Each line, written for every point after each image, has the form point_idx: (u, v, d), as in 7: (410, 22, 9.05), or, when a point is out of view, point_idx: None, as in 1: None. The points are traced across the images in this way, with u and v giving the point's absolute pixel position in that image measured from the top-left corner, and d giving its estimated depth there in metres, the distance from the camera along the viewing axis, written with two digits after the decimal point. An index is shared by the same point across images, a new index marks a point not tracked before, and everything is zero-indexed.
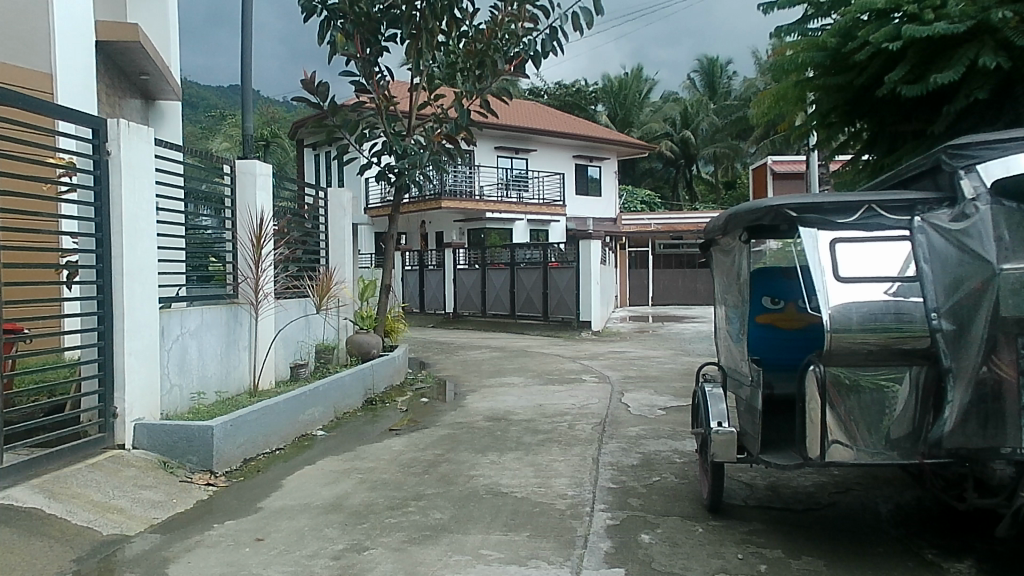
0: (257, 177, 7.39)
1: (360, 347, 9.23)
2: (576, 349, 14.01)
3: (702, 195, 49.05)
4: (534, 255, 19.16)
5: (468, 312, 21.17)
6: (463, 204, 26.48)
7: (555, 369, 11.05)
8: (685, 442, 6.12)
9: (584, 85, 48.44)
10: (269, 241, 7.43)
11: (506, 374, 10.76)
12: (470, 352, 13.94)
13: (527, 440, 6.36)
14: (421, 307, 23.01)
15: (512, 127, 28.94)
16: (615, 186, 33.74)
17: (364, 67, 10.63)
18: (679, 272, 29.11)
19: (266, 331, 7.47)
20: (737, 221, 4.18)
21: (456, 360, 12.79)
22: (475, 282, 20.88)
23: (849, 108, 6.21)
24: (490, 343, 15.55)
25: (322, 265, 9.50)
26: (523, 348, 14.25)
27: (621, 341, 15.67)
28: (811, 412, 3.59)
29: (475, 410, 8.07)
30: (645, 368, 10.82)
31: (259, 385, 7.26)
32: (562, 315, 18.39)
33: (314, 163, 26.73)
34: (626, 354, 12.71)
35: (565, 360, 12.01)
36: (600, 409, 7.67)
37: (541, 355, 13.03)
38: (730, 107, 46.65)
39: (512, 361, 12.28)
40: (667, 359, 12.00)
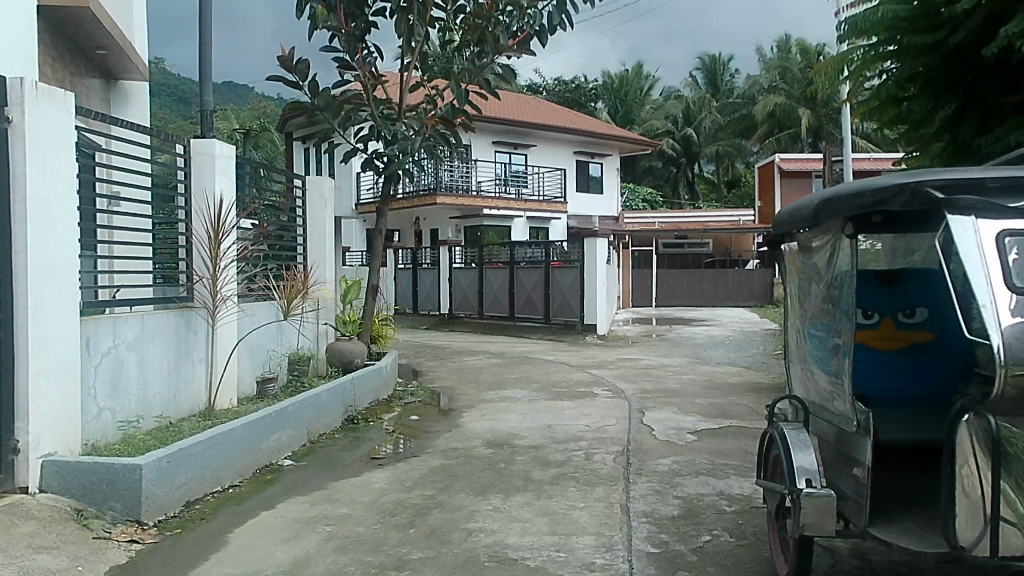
0: (216, 159, 6.25)
1: (341, 356, 8.19)
2: (581, 355, 12.89)
3: (703, 194, 47.96)
4: (535, 254, 18.02)
5: (464, 313, 20.04)
6: (460, 200, 25.37)
7: (561, 380, 9.93)
8: (730, 483, 5.01)
9: (583, 81, 47.32)
10: (230, 235, 6.30)
11: (507, 386, 9.64)
12: (466, 358, 12.80)
13: (537, 478, 5.25)
14: (415, 307, 21.88)
15: (512, 121, 27.83)
16: (617, 184, 32.66)
17: (348, 43, 9.42)
18: (684, 272, 27.37)
19: (225, 340, 6.32)
20: (834, 208, 3.07)
21: (451, 368, 11.65)
22: (471, 281, 19.76)
23: (935, 77, 5.20)
24: (488, 347, 14.41)
25: (299, 263, 8.35)
26: (524, 354, 13.11)
27: (629, 347, 14.55)
28: (966, 481, 2.48)
29: (473, 432, 6.96)
30: (663, 381, 9.71)
31: (216, 405, 6.14)
32: (565, 318, 17.27)
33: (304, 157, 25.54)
34: (638, 363, 11.59)
35: (572, 369, 10.89)
36: (619, 434, 6.56)
37: (544, 362, 11.92)
38: (734, 105, 45.60)
39: (513, 371, 11.16)
40: (683, 369, 10.88)
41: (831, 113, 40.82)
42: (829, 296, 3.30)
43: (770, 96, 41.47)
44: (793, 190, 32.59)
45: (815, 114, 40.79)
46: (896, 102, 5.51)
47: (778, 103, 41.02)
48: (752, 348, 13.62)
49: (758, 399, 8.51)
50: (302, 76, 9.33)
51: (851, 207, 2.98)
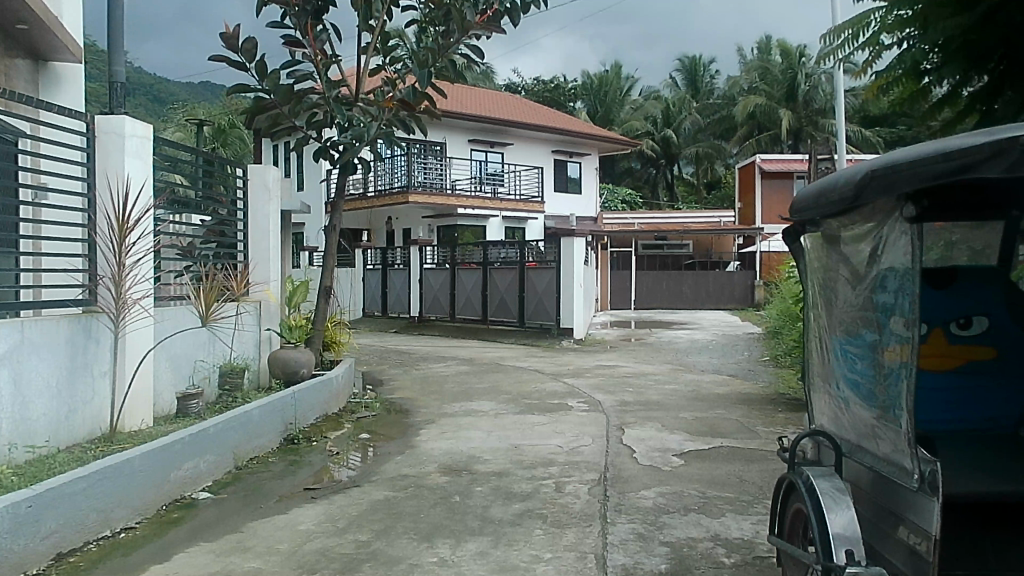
0: (126, 139, 5.33)
1: (285, 366, 7.29)
2: (557, 362, 12.06)
3: (682, 196, 47.41)
4: (510, 254, 17.18)
5: (435, 315, 19.15)
6: (433, 198, 24.49)
7: (533, 391, 9.09)
8: (727, 524, 4.19)
9: (562, 81, 46.62)
10: (140, 228, 5.37)
11: (473, 398, 8.78)
12: (432, 365, 11.91)
13: (497, 516, 4.40)
14: (384, 310, 20.97)
15: (487, 119, 27.01)
16: (596, 184, 31.91)
17: (300, 21, 8.39)
18: (663, 273, 26.62)
19: (134, 350, 5.37)
20: (888, 181, 2.26)
21: (415, 377, 10.76)
22: (443, 282, 18.89)
23: (972, 39, 4.42)
24: (457, 353, 13.53)
25: (239, 261, 7.42)
26: (495, 361, 12.25)
27: (607, 352, 13.73)
28: None
29: (429, 454, 6.08)
30: (643, 391, 8.88)
31: (122, 427, 5.19)
32: (540, 321, 16.45)
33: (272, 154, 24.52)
34: (616, 370, 10.78)
35: (544, 378, 10.05)
36: (595, 457, 5.73)
37: (515, 370, 11.08)
38: (713, 107, 45.11)
39: (481, 379, 10.28)
40: (665, 377, 10.08)
41: (810, 115, 40.90)
42: (877, 300, 2.49)
43: (750, 97, 41.05)
44: (774, 191, 32.04)
45: (795, 116, 40.73)
46: (920, 76, 4.79)
47: (758, 104, 40.65)
48: (736, 353, 12.86)
49: (749, 412, 7.70)
50: (249, 56, 8.39)
51: (918, 178, 2.16)
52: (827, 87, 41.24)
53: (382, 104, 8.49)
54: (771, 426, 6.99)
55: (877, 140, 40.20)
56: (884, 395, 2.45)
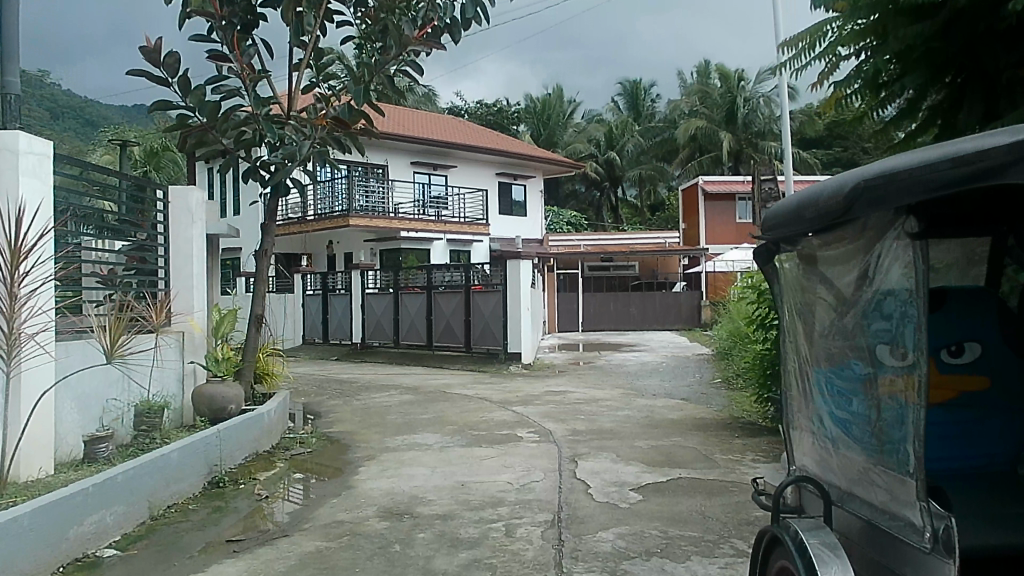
0: (20, 157, 4.79)
1: (210, 402, 6.72)
2: (504, 388, 11.64)
3: (626, 218, 47.71)
4: (455, 277, 16.77)
5: (379, 342, 18.56)
6: (375, 221, 23.96)
7: (481, 421, 8.66)
8: (694, 570, 3.82)
9: (505, 104, 46.63)
10: (37, 254, 4.82)
11: (417, 430, 8.31)
12: (374, 395, 11.37)
13: (441, 568, 3.96)
14: (325, 337, 20.30)
15: (431, 141, 26.67)
16: (541, 207, 31.76)
17: (227, 34, 7.90)
18: (610, 295, 26.49)
19: (32, 391, 4.80)
20: (881, 195, 1.93)
21: (356, 408, 10.21)
22: (387, 307, 18.36)
23: (934, 47, 4.20)
24: (400, 381, 13.01)
25: (160, 290, 6.86)
26: (440, 388, 11.77)
27: (556, 377, 13.38)
28: None
29: (368, 496, 5.59)
30: (595, 419, 8.52)
31: (15, 478, 4.59)
32: (486, 346, 16.04)
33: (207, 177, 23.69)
34: (566, 397, 10.41)
35: (492, 406, 9.63)
36: (548, 494, 5.33)
37: (461, 398, 10.62)
38: (656, 130, 45.61)
39: (426, 409, 9.79)
40: (616, 403, 9.75)
41: (749, 137, 41.72)
42: (871, 326, 2.16)
43: (691, 120, 41.65)
44: (716, 212, 32.37)
45: (735, 139, 41.49)
46: (879, 87, 4.53)
47: (699, 126, 41.27)
48: (687, 375, 12.65)
49: (705, 438, 7.40)
50: (171, 72, 7.88)
51: (923, 187, 1.83)
52: (764, 111, 42.14)
53: (314, 121, 8.01)
54: (729, 453, 6.69)
55: (814, 161, 41.19)
56: (884, 437, 2.11)
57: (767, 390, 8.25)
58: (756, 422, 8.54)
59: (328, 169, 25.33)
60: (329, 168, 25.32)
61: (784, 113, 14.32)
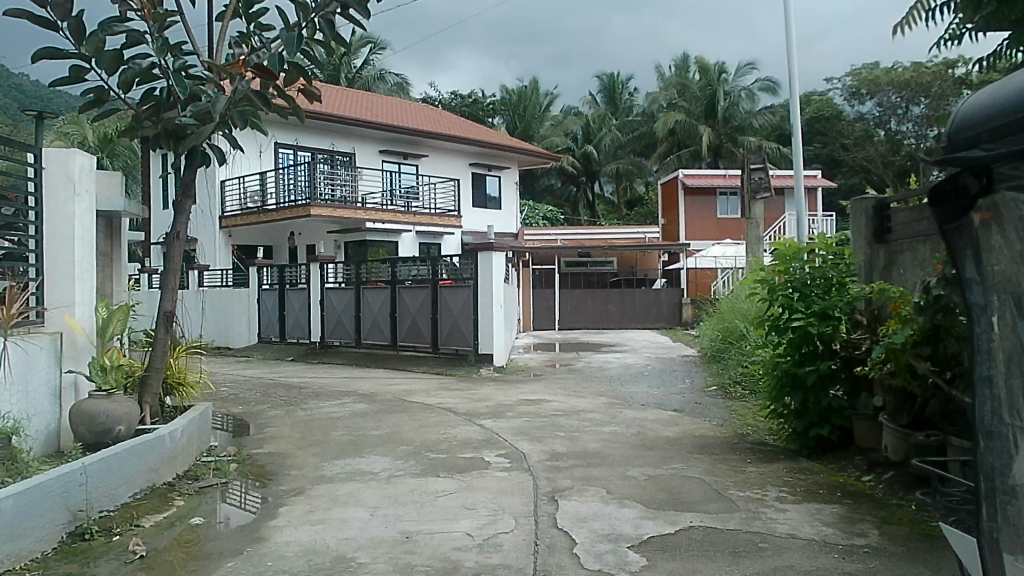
0: None
1: (92, 421, 5.26)
2: (474, 396, 10.26)
3: (603, 214, 46.57)
4: (420, 271, 15.32)
5: (339, 341, 17.14)
6: (338, 211, 22.49)
7: (442, 440, 7.26)
8: None
9: (480, 96, 45.22)
10: None
11: (366, 449, 6.89)
12: (321, 403, 9.93)
13: None
14: (281, 335, 18.85)
15: (399, 129, 25.38)
16: (516, 199, 30.43)
17: None
18: (588, 291, 25.18)
19: None
20: None
21: (298, 420, 8.78)
22: (347, 303, 16.92)
23: None
24: (356, 386, 11.56)
25: (26, 281, 5.33)
26: (399, 396, 10.35)
27: (531, 382, 12.03)
28: None
29: (278, 554, 4.16)
30: (577, 439, 7.15)
31: None
32: (455, 346, 14.65)
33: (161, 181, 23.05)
34: (544, 408, 9.04)
35: (454, 420, 8.24)
36: (519, 559, 3.94)
37: (423, 408, 9.19)
38: (634, 123, 44.31)
39: (378, 422, 8.38)
40: (602, 417, 8.41)
41: (729, 132, 40.83)
42: None
43: (670, 112, 40.50)
44: (697, 207, 31.23)
45: (714, 133, 40.54)
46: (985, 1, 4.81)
47: (678, 120, 40.16)
48: (676, 381, 11.35)
49: (715, 466, 6.06)
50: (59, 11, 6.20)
51: None
52: (745, 105, 41.23)
53: (231, 69, 6.40)
54: (747, 488, 5.35)
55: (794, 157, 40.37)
56: None
57: (779, 403, 6.92)
58: (766, 441, 7.22)
59: (290, 156, 24.17)
60: (290, 154, 24.15)
61: (791, 102, 13.21)
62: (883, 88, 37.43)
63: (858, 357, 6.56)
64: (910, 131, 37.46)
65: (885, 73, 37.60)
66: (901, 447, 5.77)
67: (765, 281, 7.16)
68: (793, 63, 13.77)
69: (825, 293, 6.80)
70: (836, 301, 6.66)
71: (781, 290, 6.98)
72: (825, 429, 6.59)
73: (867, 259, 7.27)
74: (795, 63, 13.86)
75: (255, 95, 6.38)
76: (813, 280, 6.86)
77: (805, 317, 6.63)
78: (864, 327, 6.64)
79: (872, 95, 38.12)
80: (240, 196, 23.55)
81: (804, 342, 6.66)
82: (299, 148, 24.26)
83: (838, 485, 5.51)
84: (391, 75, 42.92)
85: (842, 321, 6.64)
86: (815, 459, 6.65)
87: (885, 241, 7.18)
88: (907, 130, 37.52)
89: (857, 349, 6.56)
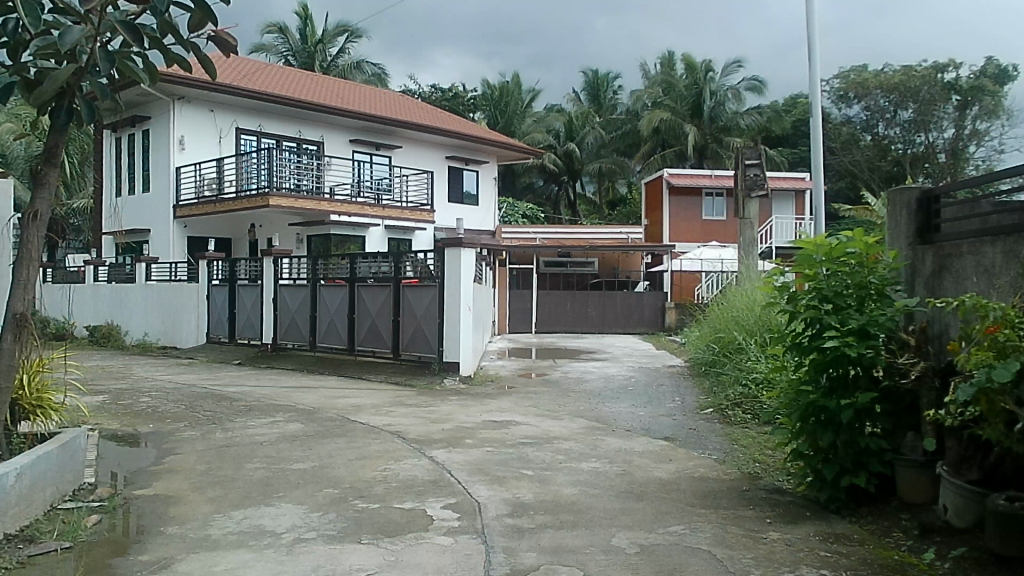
0: None
1: None
2: (431, 415, 8.80)
3: (585, 215, 45.31)
4: (382, 268, 13.82)
5: (292, 343, 15.65)
6: (300, 202, 20.95)
7: (381, 479, 5.79)
8: None
9: (460, 91, 43.79)
10: None
11: (280, 494, 5.40)
12: (250, 421, 8.41)
13: None
14: (231, 335, 17.31)
15: (371, 117, 23.87)
16: (494, 195, 28.99)
17: None
18: (566, 293, 23.75)
19: None
20: None
21: (212, 443, 7.22)
22: (302, 301, 15.40)
23: None
24: (297, 399, 10.03)
25: None
26: (343, 414, 8.82)
27: (499, 397, 10.57)
28: None
29: None
30: (549, 483, 5.68)
31: None
32: (417, 353, 13.19)
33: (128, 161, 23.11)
34: (511, 434, 7.59)
35: (400, 450, 6.75)
36: None
37: (367, 431, 7.70)
38: (617, 122, 42.94)
39: (306, 450, 6.86)
40: (581, 448, 6.98)
41: (715, 132, 39.71)
42: None
43: (655, 111, 39.34)
44: (680, 207, 29.99)
45: (700, 133, 39.41)
46: None
47: (663, 118, 38.88)
48: (664, 399, 9.91)
49: (729, 530, 4.63)
50: None
51: None
52: (731, 105, 40.13)
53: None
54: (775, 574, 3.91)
55: (779, 159, 39.32)
56: None
57: (801, 443, 5.52)
58: (781, 489, 5.79)
59: (253, 142, 22.61)
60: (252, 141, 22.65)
61: (811, 94, 11.87)
62: (871, 91, 36.41)
63: (904, 387, 5.18)
64: (897, 137, 36.49)
65: (874, 77, 36.61)
66: (970, 510, 4.43)
67: (783, 290, 5.78)
68: (813, 53, 12.45)
69: (860, 306, 5.42)
70: (874, 317, 5.28)
71: (805, 300, 5.58)
72: (861, 478, 5.18)
73: (910, 263, 5.87)
74: (819, 53, 12.55)
75: (125, 26, 4.84)
76: (846, 288, 5.47)
77: (839, 335, 5.24)
78: (911, 350, 5.27)
79: (860, 99, 37.01)
80: (195, 182, 21.56)
81: (833, 367, 5.27)
82: (263, 135, 22.73)
83: (893, 568, 4.14)
84: (368, 66, 41.23)
85: (882, 342, 5.27)
86: (848, 516, 5.24)
87: (932, 242, 5.79)
88: (894, 135, 36.49)
89: (903, 377, 5.18)
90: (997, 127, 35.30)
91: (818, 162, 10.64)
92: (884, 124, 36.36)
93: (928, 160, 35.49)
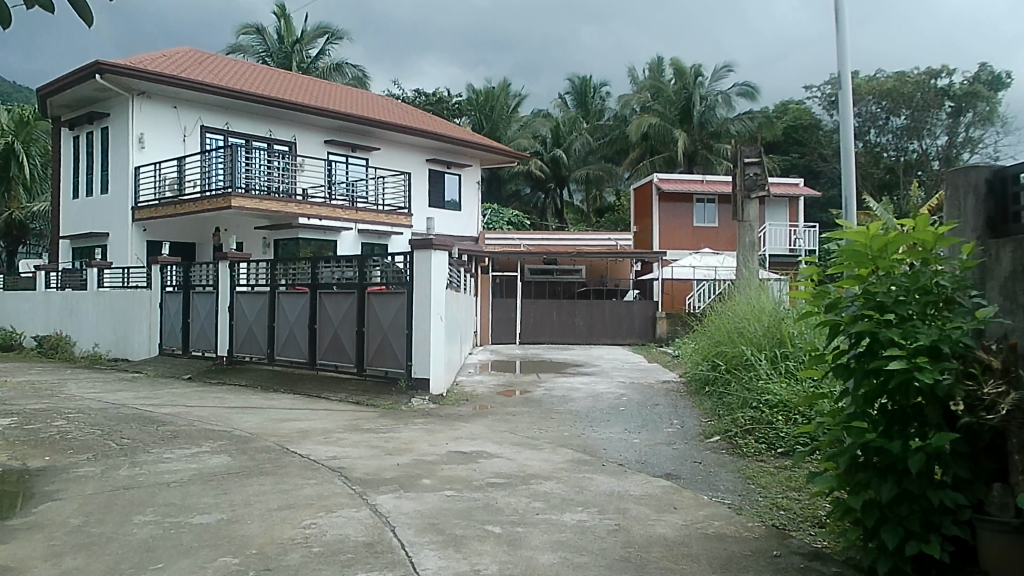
0: None
1: None
2: (389, 445, 7.41)
3: (572, 223, 44.04)
4: (346, 274, 12.46)
5: (249, 356, 14.26)
6: (265, 203, 19.54)
7: (303, 539, 4.42)
8: None
9: (444, 95, 42.50)
10: None
11: (160, 567, 4.01)
12: (169, 454, 7.00)
13: None
14: (184, 346, 15.90)
15: (346, 115, 22.54)
16: (477, 200, 27.69)
17: None
18: (552, 301, 22.42)
19: None
20: None
21: (107, 485, 5.81)
22: (261, 310, 14.02)
23: None
24: (237, 424, 8.62)
25: None
26: (281, 444, 7.42)
27: (471, 419, 9.22)
28: None
29: None
30: (520, 547, 4.33)
31: None
32: (383, 368, 11.83)
33: (88, 164, 21.81)
34: (479, 470, 6.24)
35: (340, 495, 5.38)
36: None
37: (304, 468, 6.31)
38: (605, 128, 41.80)
39: (220, 494, 5.47)
40: (564, 490, 5.63)
41: (705, 138, 38.62)
42: None
43: (643, 116, 38.14)
44: (671, 214, 28.78)
45: (690, 139, 38.30)
46: None
47: (652, 124, 37.69)
48: (662, 423, 8.62)
49: None
50: None
51: None
52: (721, 110, 38.97)
53: None
54: None
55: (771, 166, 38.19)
56: None
57: (849, 495, 4.22)
58: (821, 553, 4.49)
59: (220, 141, 21.17)
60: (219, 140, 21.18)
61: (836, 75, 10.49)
62: (862, 98, 35.20)
63: (990, 424, 3.90)
64: (889, 144, 35.33)
65: (866, 83, 35.57)
66: None
67: (821, 296, 4.49)
68: (840, 42, 11.14)
69: (925, 317, 4.13)
70: (946, 331, 3.99)
71: (853, 308, 4.28)
72: (934, 545, 3.87)
73: (982, 261, 4.59)
74: (846, 44, 11.26)
75: None
76: (907, 294, 4.17)
77: (903, 354, 3.96)
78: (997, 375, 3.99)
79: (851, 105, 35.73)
80: (155, 183, 20.11)
81: (895, 396, 3.99)
82: (231, 133, 21.28)
83: None
84: (348, 68, 39.87)
85: (958, 364, 3.98)
86: None
87: (1011, 233, 4.51)
88: (887, 143, 35.47)
89: (987, 412, 3.90)
90: (991, 134, 34.37)
91: (847, 156, 9.39)
92: (877, 130, 35.25)
93: (921, 167, 34.51)
